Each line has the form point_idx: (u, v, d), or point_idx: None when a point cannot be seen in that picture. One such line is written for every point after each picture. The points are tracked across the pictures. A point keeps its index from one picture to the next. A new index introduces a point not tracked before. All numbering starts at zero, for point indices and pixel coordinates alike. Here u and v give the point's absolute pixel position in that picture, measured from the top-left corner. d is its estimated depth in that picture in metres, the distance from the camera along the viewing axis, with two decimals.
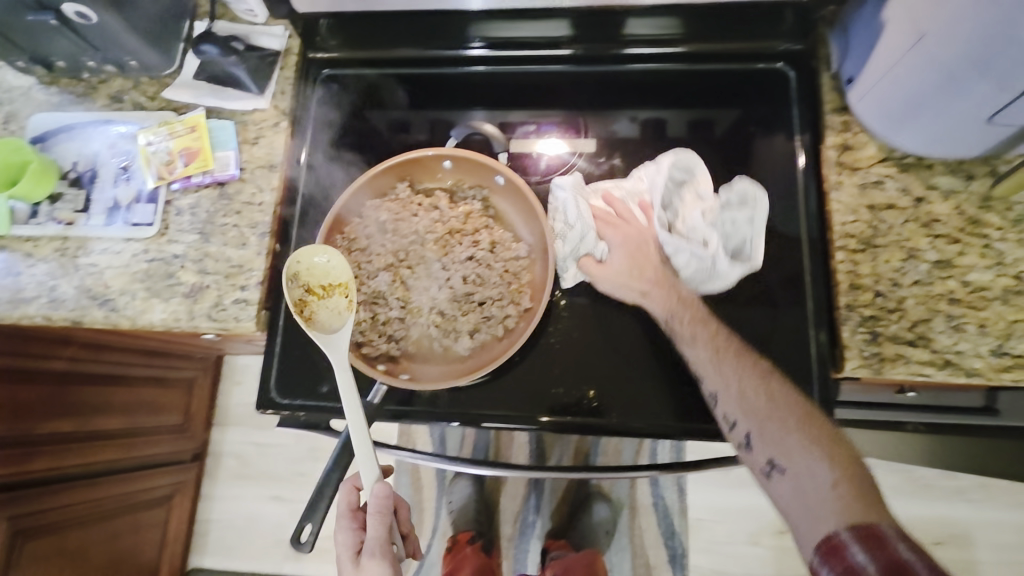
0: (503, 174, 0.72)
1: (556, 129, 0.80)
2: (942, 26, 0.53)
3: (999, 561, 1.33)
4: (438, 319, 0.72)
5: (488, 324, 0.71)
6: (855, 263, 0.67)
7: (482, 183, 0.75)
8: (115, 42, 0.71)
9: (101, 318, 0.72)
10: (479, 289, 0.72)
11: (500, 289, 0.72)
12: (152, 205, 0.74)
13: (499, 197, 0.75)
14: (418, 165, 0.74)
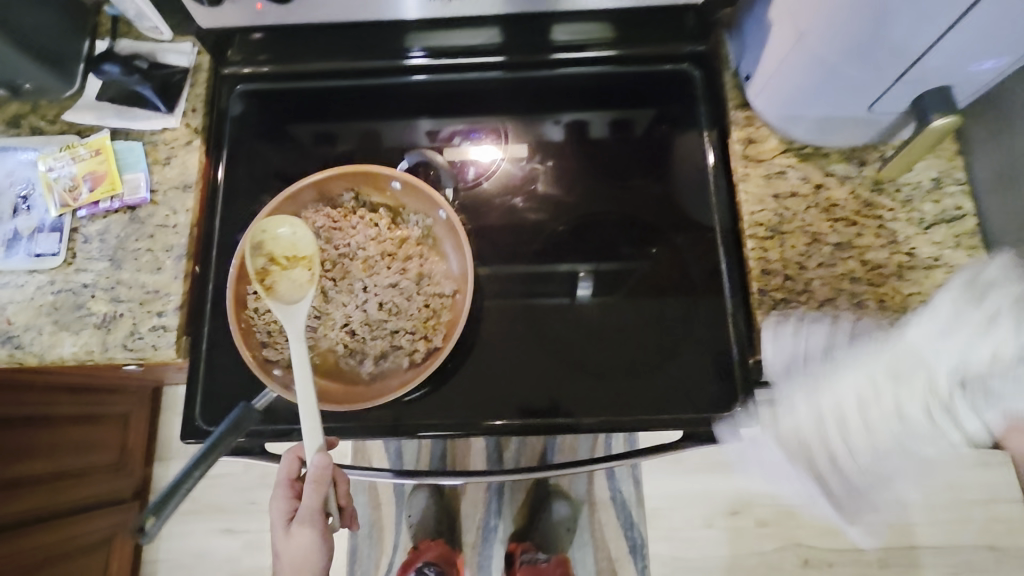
0: (446, 210, 0.70)
1: (483, 133, 0.80)
2: (819, 25, 0.57)
3: (933, 520, 1.42)
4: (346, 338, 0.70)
5: (393, 354, 0.70)
6: (765, 249, 0.70)
7: (427, 213, 0.72)
8: (5, 64, 0.68)
9: (5, 356, 0.67)
10: (394, 316, 0.71)
11: (414, 321, 0.71)
12: (57, 234, 0.71)
13: (439, 229, 0.72)
14: (361, 180, 0.72)
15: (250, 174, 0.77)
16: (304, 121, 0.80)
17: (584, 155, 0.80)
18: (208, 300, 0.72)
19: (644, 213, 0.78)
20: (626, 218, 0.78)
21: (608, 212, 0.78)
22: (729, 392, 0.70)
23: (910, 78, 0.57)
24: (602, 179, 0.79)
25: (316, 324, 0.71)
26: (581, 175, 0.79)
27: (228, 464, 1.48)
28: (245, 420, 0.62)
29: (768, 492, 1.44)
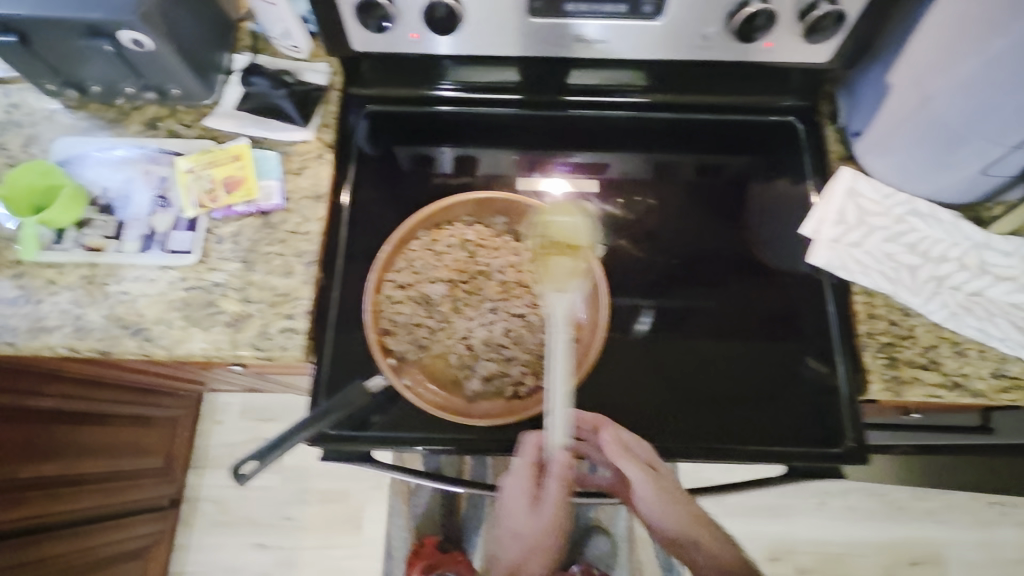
0: (594, 265, 0.69)
1: (569, 170, 0.84)
2: (947, 87, 0.62)
3: None
4: (463, 353, 0.70)
5: (502, 381, 0.69)
6: (870, 294, 0.74)
7: None
8: (162, 70, 0.70)
9: (135, 348, 0.69)
10: (513, 346, 0.70)
11: (529, 356, 0.70)
12: (192, 232, 0.73)
13: None
14: (519, 208, 0.72)
15: (372, 192, 0.80)
16: (424, 144, 0.84)
17: (690, 195, 0.83)
18: (332, 306, 0.73)
19: (750, 253, 0.80)
20: (735, 256, 0.79)
21: (716, 250, 0.80)
22: (839, 425, 0.71)
23: None
24: (708, 218, 0.82)
25: (437, 331, 0.71)
26: (685, 214, 0.82)
27: (266, 477, 1.47)
28: (354, 398, 0.67)
29: (809, 539, 1.44)
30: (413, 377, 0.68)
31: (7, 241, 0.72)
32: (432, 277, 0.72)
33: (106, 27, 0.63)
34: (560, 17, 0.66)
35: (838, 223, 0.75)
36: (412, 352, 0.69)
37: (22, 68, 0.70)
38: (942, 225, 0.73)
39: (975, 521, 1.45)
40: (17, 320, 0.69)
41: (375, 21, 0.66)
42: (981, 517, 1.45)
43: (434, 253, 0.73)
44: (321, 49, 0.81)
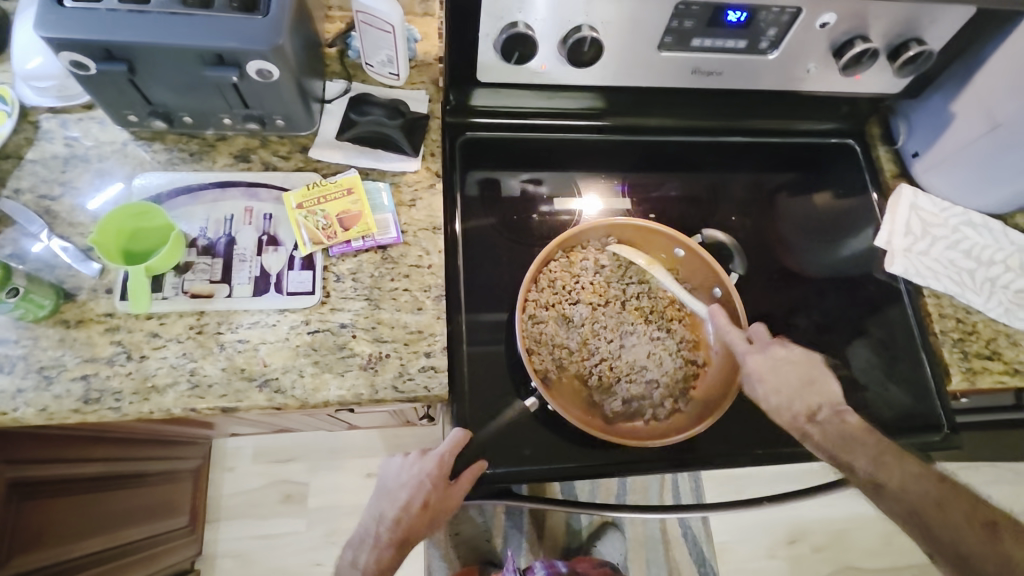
0: (722, 288, 0.76)
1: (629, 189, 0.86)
2: (1014, 118, 0.72)
3: None
4: (605, 375, 0.73)
5: (642, 402, 0.73)
6: (938, 296, 0.83)
7: (698, 285, 0.78)
8: (273, 102, 0.67)
9: (264, 400, 0.63)
10: (652, 369, 0.74)
11: (666, 378, 0.75)
12: (309, 271, 0.68)
13: (706, 303, 0.78)
14: (650, 238, 0.78)
15: (477, 221, 0.81)
16: (509, 171, 0.84)
17: (767, 213, 0.89)
18: (463, 338, 0.73)
19: (831, 266, 0.87)
20: (818, 267, 0.87)
21: (799, 262, 0.87)
22: (931, 408, 0.79)
23: None
24: (784, 233, 0.89)
25: (578, 351, 0.74)
26: (764, 232, 0.88)
27: (290, 523, 1.36)
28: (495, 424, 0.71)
29: (820, 520, 1.49)
30: (563, 395, 0.72)
31: (93, 292, 0.64)
32: (570, 299, 0.76)
33: (234, 57, 0.59)
34: (685, 50, 0.71)
35: (906, 234, 0.85)
36: (557, 372, 0.73)
37: (105, 95, 0.64)
38: (992, 232, 0.84)
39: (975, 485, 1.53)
40: (120, 381, 0.62)
41: (516, 54, 0.67)
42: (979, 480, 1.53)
43: (570, 275, 0.77)
44: (416, 76, 0.81)
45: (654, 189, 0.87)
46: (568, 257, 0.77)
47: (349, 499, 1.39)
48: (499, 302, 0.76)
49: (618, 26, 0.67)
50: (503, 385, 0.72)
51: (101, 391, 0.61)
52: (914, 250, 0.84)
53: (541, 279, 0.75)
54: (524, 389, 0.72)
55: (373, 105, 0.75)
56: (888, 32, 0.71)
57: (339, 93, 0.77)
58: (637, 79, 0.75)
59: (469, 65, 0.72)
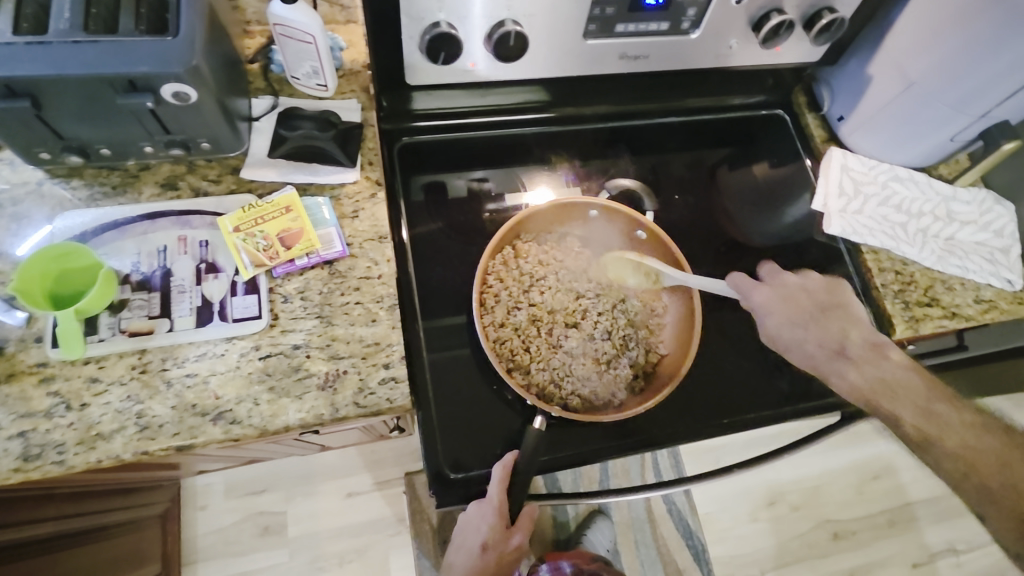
0: (644, 228, 0.77)
1: (572, 178, 0.86)
2: (926, 73, 0.77)
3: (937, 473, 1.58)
4: (580, 355, 0.74)
5: (625, 362, 0.74)
6: (876, 252, 0.86)
7: (624, 236, 0.79)
8: (195, 124, 0.64)
9: (219, 434, 0.61)
10: (616, 330, 0.75)
11: (635, 332, 0.76)
12: (253, 295, 0.66)
13: (637, 249, 0.79)
14: (564, 211, 0.77)
15: (423, 227, 0.80)
16: (450, 173, 0.84)
17: (709, 188, 0.91)
18: (423, 347, 0.73)
19: (773, 232, 0.90)
20: (763, 234, 0.89)
21: (746, 232, 0.89)
22: None
23: (993, 114, 0.76)
24: (728, 206, 0.91)
25: (544, 343, 0.74)
26: (708, 207, 0.90)
27: (272, 554, 1.32)
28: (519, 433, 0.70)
29: (795, 479, 1.54)
30: (555, 394, 0.72)
31: (21, 343, 0.61)
32: (524, 304, 0.75)
33: (146, 82, 0.56)
34: (609, 37, 0.72)
35: (840, 196, 0.88)
36: (540, 377, 0.72)
37: (13, 134, 0.61)
38: (918, 184, 0.88)
39: None
40: (62, 432, 0.58)
41: (442, 54, 0.66)
42: None
43: (515, 282, 0.76)
44: (345, 85, 0.79)
45: (598, 178, 0.87)
46: (510, 266, 0.76)
47: (331, 522, 1.36)
48: (455, 305, 0.76)
49: (542, 19, 0.67)
50: (467, 387, 0.72)
51: (42, 446, 0.58)
52: (848, 211, 0.87)
53: (488, 296, 0.74)
54: (488, 388, 0.72)
55: (302, 119, 0.72)
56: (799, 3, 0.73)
57: (267, 110, 0.74)
58: (563, 69, 0.75)
59: (398, 69, 0.71)
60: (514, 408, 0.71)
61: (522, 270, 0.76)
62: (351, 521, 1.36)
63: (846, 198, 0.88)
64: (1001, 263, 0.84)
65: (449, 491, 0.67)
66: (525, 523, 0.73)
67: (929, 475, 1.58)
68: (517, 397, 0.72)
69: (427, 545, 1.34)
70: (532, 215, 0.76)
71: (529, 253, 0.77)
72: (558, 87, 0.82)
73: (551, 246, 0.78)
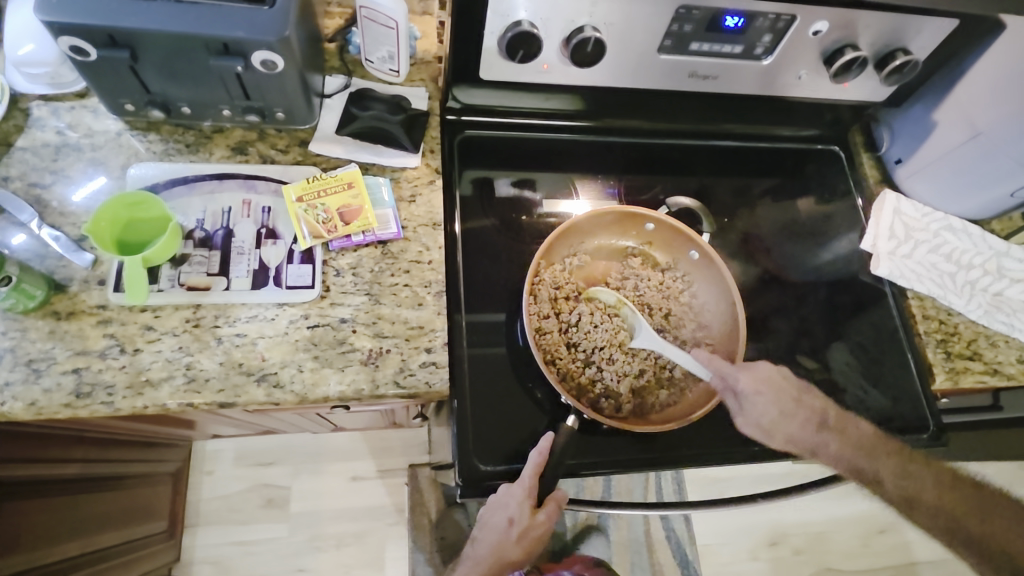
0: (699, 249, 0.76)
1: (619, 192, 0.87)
2: (994, 127, 0.76)
3: None
4: (616, 364, 0.73)
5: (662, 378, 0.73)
6: (921, 299, 0.86)
7: (677, 256, 0.78)
8: (275, 94, 0.66)
9: (262, 396, 0.62)
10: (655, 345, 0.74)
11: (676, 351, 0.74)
12: (308, 265, 0.67)
13: (690, 269, 0.77)
14: (618, 220, 0.76)
15: (475, 223, 0.81)
16: (503, 170, 0.85)
17: (758, 216, 0.91)
18: (463, 337, 0.73)
19: (817, 268, 0.90)
20: (806, 269, 0.90)
21: (790, 265, 0.89)
22: (918, 406, 0.81)
23: None
24: (773, 236, 0.91)
25: (584, 346, 0.73)
26: (754, 234, 0.90)
27: (271, 528, 1.33)
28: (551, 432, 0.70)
29: (800, 522, 1.52)
30: (588, 397, 0.71)
31: (85, 283, 0.62)
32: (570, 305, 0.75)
33: (240, 47, 0.58)
34: (683, 54, 0.73)
35: (890, 238, 0.88)
36: (576, 379, 0.72)
37: (103, 83, 0.63)
38: (971, 236, 0.88)
39: None
40: (113, 374, 0.60)
41: (520, 51, 0.67)
42: None
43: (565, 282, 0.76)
44: (415, 73, 0.81)
45: (650, 195, 0.88)
46: (566, 266, 0.76)
47: (331, 503, 1.36)
48: (498, 301, 0.76)
49: (622, 28, 0.68)
50: (502, 382, 0.72)
51: (93, 385, 0.59)
52: (897, 253, 0.87)
53: (538, 293, 0.74)
54: (522, 386, 0.72)
55: (375, 101, 0.73)
56: (873, 40, 0.74)
57: (339, 88, 0.76)
58: (633, 78, 0.76)
59: (472, 64, 0.72)
60: (542, 411, 0.72)
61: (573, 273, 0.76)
62: (353, 504, 1.37)
63: (899, 241, 0.87)
64: None
65: (474, 481, 0.67)
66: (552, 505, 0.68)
67: None
68: (547, 398, 0.72)
69: (425, 538, 1.34)
70: (595, 217, 0.75)
71: (584, 257, 0.78)
72: (621, 100, 0.83)
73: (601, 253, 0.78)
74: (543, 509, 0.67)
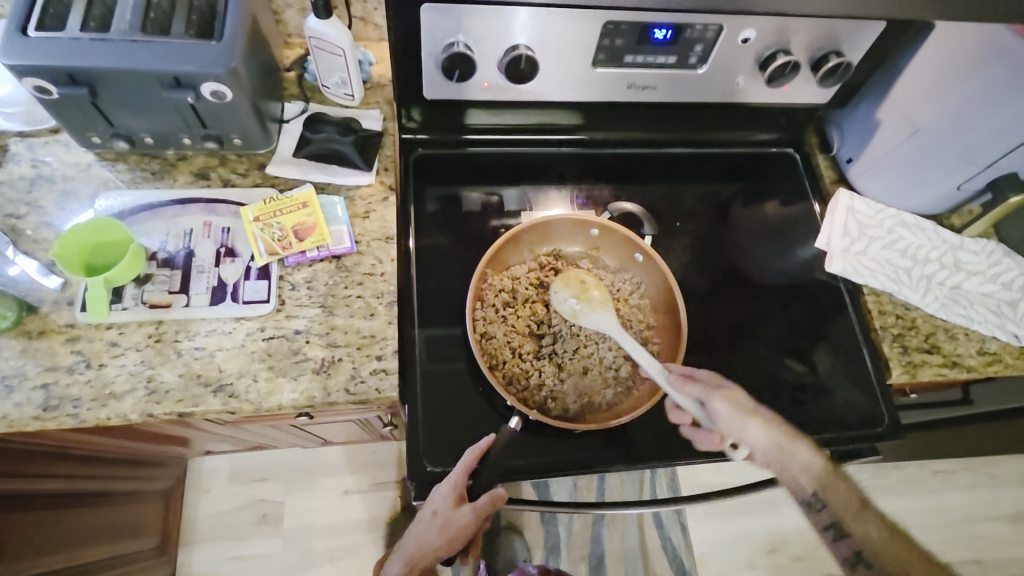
0: (642, 251, 0.78)
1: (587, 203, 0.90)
2: (933, 124, 0.78)
3: (952, 538, 1.52)
4: (563, 366, 0.75)
5: (608, 379, 0.75)
6: (878, 293, 0.87)
7: (623, 259, 0.80)
8: (228, 121, 0.70)
9: (219, 405, 0.65)
10: (601, 346, 0.76)
11: (622, 352, 0.76)
12: (264, 281, 0.71)
13: (636, 271, 0.79)
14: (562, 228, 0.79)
15: (432, 235, 0.83)
16: (463, 184, 0.87)
17: (715, 220, 0.93)
18: (417, 344, 0.76)
19: (774, 267, 0.91)
20: (763, 269, 0.91)
21: (747, 266, 0.91)
22: (874, 401, 0.82)
23: (997, 166, 0.77)
24: (730, 238, 0.92)
25: (530, 350, 0.75)
26: (711, 237, 0.92)
27: (266, 543, 1.36)
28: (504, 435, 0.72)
29: (797, 527, 1.50)
30: (534, 398, 0.73)
31: (54, 304, 0.67)
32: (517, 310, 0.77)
33: (189, 79, 0.63)
34: (618, 67, 0.76)
35: (845, 236, 0.89)
36: (523, 381, 0.74)
37: (69, 119, 0.68)
38: (925, 231, 0.88)
39: (952, 485, 1.55)
40: (80, 388, 0.64)
41: (456, 71, 0.71)
42: (954, 480, 1.55)
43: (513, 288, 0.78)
44: (370, 96, 0.84)
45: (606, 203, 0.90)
46: (518, 272, 0.79)
47: (324, 517, 1.39)
48: (452, 309, 0.79)
49: (553, 45, 0.71)
50: (454, 386, 0.74)
51: (60, 398, 0.63)
52: (850, 250, 0.88)
53: (488, 300, 0.77)
54: (475, 390, 0.75)
55: (326, 124, 0.77)
56: (807, 44, 0.76)
57: (297, 113, 0.80)
58: (573, 92, 0.79)
59: (417, 86, 0.76)
60: (494, 414, 0.73)
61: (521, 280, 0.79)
62: (345, 518, 1.39)
63: (852, 237, 0.89)
64: (1007, 317, 0.84)
65: (424, 483, 0.70)
66: (483, 502, 0.68)
67: (943, 538, 1.51)
68: (499, 400, 0.74)
69: None
70: (539, 226, 0.78)
71: (537, 262, 0.80)
72: (570, 114, 0.86)
73: (547, 260, 0.80)
74: (471, 504, 0.68)
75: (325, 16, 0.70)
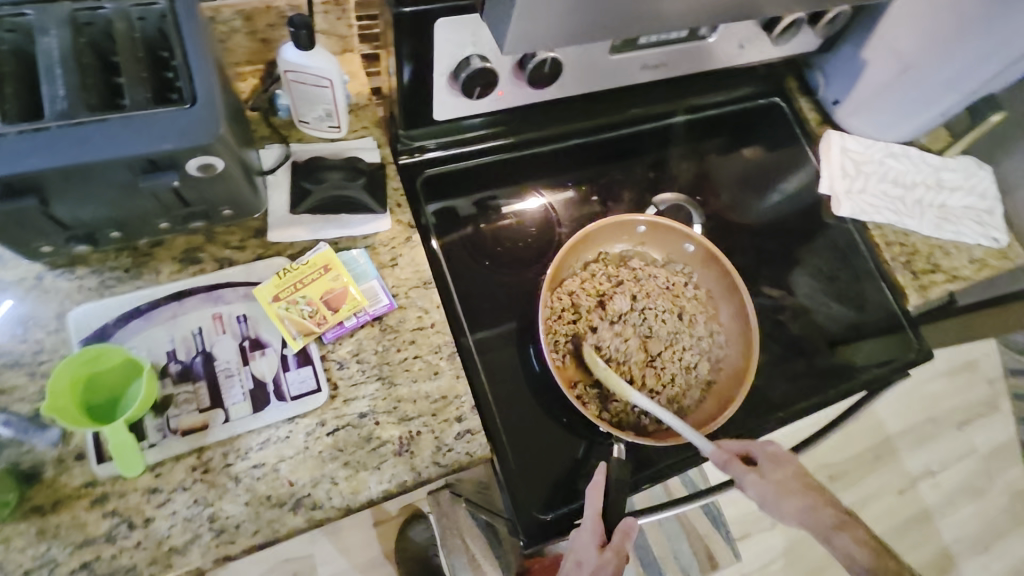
0: (694, 241, 0.77)
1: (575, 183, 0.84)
2: (922, 59, 0.80)
3: None
4: (645, 377, 0.72)
5: (688, 380, 0.74)
6: (880, 227, 0.90)
7: (672, 251, 0.79)
8: (215, 193, 0.57)
9: (303, 523, 0.56)
10: (675, 348, 0.74)
11: (694, 349, 0.75)
12: (307, 367, 0.61)
13: (689, 262, 0.78)
14: (610, 230, 0.76)
15: (462, 262, 0.75)
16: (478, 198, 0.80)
17: (723, 183, 0.93)
18: (487, 388, 0.70)
19: (786, 219, 0.93)
20: (777, 223, 0.92)
21: (763, 223, 0.92)
22: (899, 327, 0.86)
23: (978, 91, 0.81)
24: (741, 199, 0.93)
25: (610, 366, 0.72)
26: (725, 202, 0.92)
27: None
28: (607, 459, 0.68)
29: None
30: (624, 417, 0.71)
31: (60, 463, 0.54)
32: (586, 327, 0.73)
33: (167, 158, 0.49)
34: (633, 50, 0.70)
35: (844, 177, 0.91)
36: (609, 402, 0.71)
37: (9, 235, 0.53)
38: (910, 158, 0.93)
39: None
40: (131, 555, 0.53)
41: (477, 88, 0.63)
42: None
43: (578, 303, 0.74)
44: (355, 123, 0.73)
45: (623, 189, 0.86)
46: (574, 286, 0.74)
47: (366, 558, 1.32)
48: (507, 340, 0.73)
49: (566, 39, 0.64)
50: (537, 423, 0.70)
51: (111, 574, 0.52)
52: (852, 190, 0.91)
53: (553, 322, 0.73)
54: (559, 422, 0.71)
55: (327, 169, 0.66)
56: None
57: (279, 160, 0.68)
58: (585, 84, 0.72)
59: (421, 108, 0.66)
60: (583, 440, 0.70)
61: (583, 294, 0.74)
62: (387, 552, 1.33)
63: (852, 178, 0.92)
64: (989, 224, 0.90)
65: (539, 533, 0.66)
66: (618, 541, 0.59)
67: None
68: (584, 425, 0.71)
69: None
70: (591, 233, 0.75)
71: (587, 271, 0.76)
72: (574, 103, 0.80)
73: (601, 267, 0.77)
74: (609, 547, 0.59)
75: (309, 46, 0.59)
